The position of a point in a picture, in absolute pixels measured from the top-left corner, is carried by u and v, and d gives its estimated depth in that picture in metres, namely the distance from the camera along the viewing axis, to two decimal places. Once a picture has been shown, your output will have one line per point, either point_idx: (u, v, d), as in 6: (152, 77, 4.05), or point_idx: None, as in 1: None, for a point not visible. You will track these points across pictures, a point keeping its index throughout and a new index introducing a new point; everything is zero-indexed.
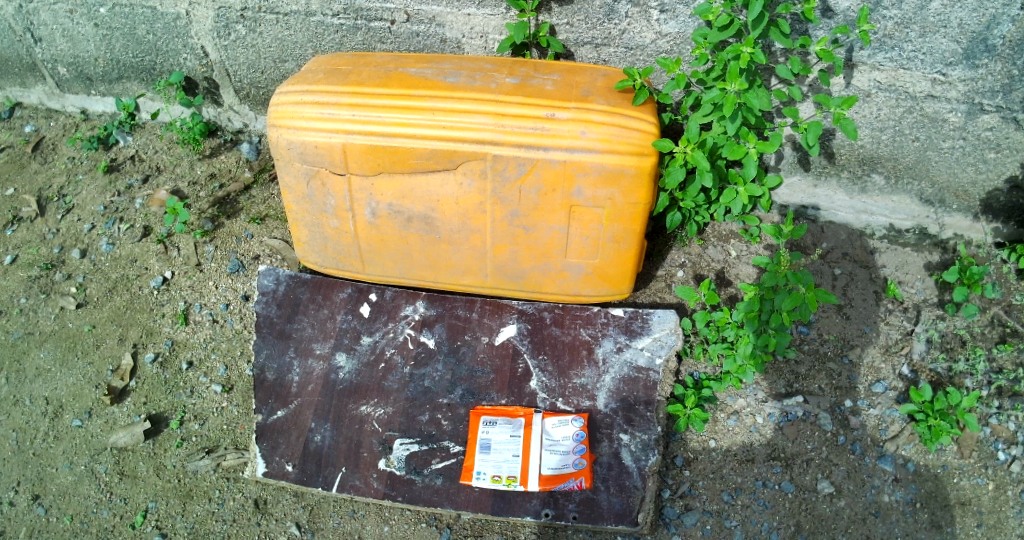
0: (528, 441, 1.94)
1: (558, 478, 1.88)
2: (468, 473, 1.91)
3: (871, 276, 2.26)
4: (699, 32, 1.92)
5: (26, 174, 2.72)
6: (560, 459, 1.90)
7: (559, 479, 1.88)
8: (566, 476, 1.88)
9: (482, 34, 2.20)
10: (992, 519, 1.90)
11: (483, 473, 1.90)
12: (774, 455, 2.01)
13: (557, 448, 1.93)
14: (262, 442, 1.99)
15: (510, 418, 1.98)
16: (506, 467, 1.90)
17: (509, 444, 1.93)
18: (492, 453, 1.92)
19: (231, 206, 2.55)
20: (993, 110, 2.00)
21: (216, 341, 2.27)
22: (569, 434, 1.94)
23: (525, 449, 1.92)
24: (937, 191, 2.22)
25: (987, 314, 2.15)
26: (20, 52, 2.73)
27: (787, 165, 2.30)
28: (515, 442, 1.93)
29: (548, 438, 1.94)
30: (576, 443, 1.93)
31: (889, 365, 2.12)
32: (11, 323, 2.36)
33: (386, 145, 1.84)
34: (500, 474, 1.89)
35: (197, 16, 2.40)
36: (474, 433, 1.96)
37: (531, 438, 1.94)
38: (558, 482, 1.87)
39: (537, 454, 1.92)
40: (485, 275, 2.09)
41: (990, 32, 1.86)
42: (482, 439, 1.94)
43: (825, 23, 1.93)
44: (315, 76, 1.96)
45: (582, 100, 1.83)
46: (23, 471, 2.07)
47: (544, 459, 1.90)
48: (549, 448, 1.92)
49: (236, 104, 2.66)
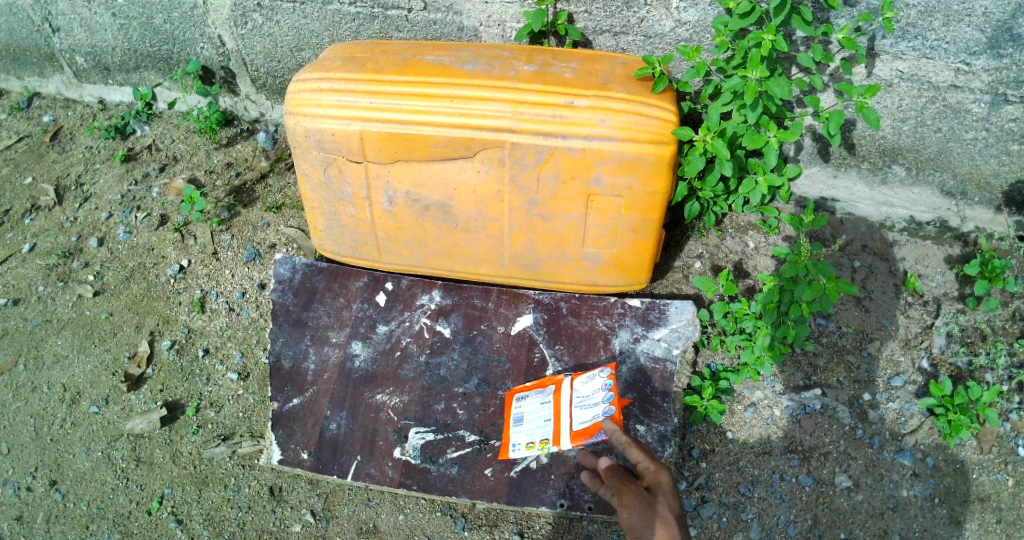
0: (559, 403, 1.95)
1: (590, 430, 1.87)
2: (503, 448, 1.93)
3: (892, 269, 2.24)
4: (720, 19, 1.90)
5: (45, 163, 2.74)
6: (591, 412, 1.91)
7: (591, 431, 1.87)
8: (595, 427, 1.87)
9: (500, 22, 2.19)
10: (1012, 516, 1.88)
11: (517, 444, 1.92)
12: (792, 447, 1.99)
13: (589, 402, 1.93)
14: (278, 430, 2.00)
15: (541, 387, 1.99)
16: (539, 432, 1.92)
17: (541, 411, 1.95)
18: (525, 424, 1.94)
19: (248, 194, 2.55)
20: (1017, 101, 1.96)
21: (232, 329, 2.28)
22: (598, 386, 1.95)
23: (557, 411, 1.94)
24: (960, 183, 2.19)
25: (1008, 309, 2.13)
26: (39, 42, 2.74)
27: (807, 156, 2.28)
28: (547, 407, 1.95)
29: (579, 395, 1.95)
30: (605, 392, 1.93)
31: (909, 358, 2.10)
32: (30, 310, 2.37)
33: (403, 132, 1.83)
34: (533, 439, 1.91)
35: (214, 5, 2.40)
36: (508, 408, 1.98)
37: (561, 399, 1.95)
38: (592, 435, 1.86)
39: (569, 413, 1.93)
40: (502, 264, 2.09)
41: (1016, 21, 1.83)
42: (515, 412, 1.96)
43: (847, 11, 1.90)
44: (332, 63, 1.95)
45: (601, 87, 1.82)
46: (41, 457, 2.09)
47: (576, 415, 1.92)
48: (580, 404, 1.93)
49: (253, 93, 2.67)
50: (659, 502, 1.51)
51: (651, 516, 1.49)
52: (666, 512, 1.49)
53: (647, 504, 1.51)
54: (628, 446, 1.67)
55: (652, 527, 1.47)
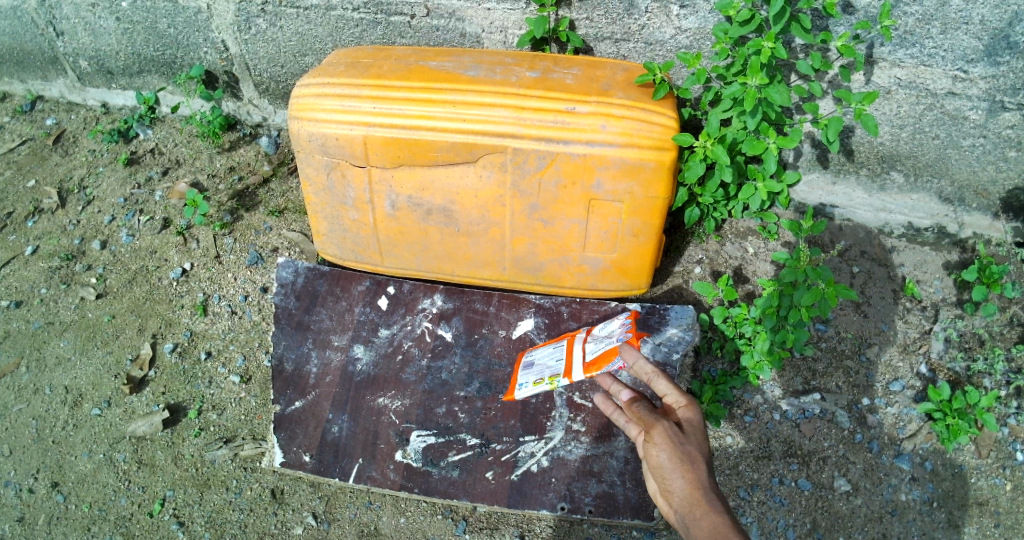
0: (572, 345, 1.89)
1: (600, 356, 1.73)
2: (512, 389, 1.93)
3: (890, 274, 2.26)
4: (720, 27, 1.92)
5: (48, 166, 2.76)
6: (603, 342, 1.79)
7: (601, 357, 1.71)
8: (607, 353, 1.71)
9: (502, 29, 2.21)
10: (1010, 520, 1.89)
11: (525, 383, 1.88)
12: (791, 452, 2.00)
13: (603, 338, 1.83)
14: (280, 432, 2.01)
15: (557, 341, 1.98)
16: (549, 370, 1.85)
17: (552, 354, 1.91)
18: (536, 367, 1.90)
19: (251, 199, 2.57)
20: (1015, 108, 1.98)
21: (235, 332, 2.29)
22: (614, 327, 1.86)
23: (569, 349, 1.88)
24: (957, 189, 2.21)
25: (1006, 314, 2.15)
26: (43, 45, 2.75)
27: (806, 162, 2.30)
28: (561, 349, 1.91)
29: (593, 336, 1.87)
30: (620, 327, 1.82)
31: (907, 364, 2.11)
32: (33, 312, 2.38)
33: (407, 137, 1.84)
34: (541, 376, 1.85)
35: (218, 10, 2.42)
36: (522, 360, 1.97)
37: (575, 339, 1.90)
38: (604, 362, 1.69)
39: (581, 349, 1.84)
40: (504, 268, 2.11)
41: (1013, 29, 1.85)
42: (528, 361, 1.95)
43: (846, 18, 1.93)
44: (336, 68, 1.97)
45: (602, 94, 1.84)
46: (43, 459, 2.10)
47: (586, 348, 1.82)
48: (594, 339, 1.84)
49: (256, 98, 2.68)
50: (691, 445, 1.42)
51: (684, 459, 1.40)
52: (699, 457, 1.40)
53: (679, 447, 1.41)
54: (652, 374, 1.53)
55: (684, 471, 1.38)
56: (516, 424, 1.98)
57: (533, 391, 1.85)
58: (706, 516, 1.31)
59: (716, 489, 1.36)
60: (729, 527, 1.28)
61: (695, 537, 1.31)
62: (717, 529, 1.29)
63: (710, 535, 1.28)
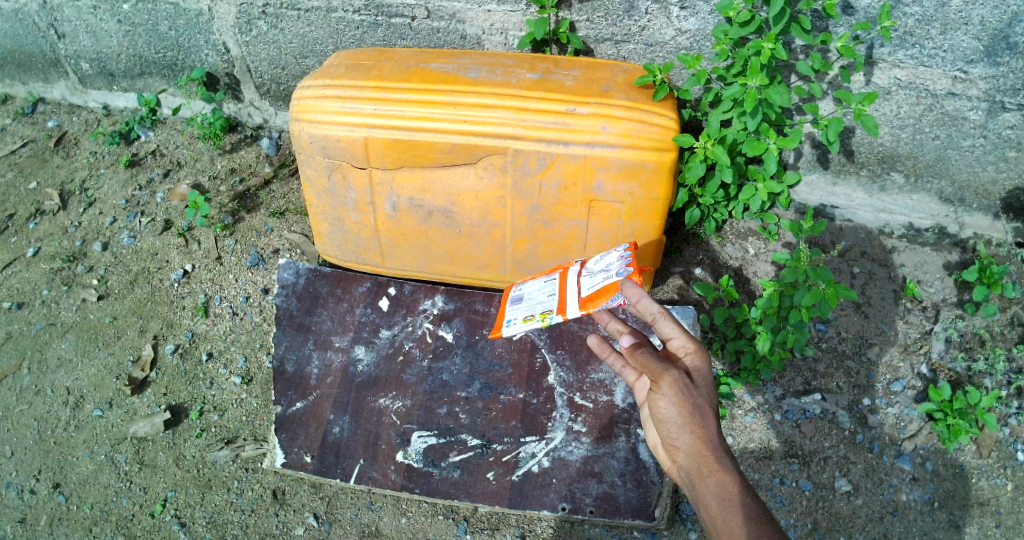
0: (565, 280, 1.76)
1: (597, 293, 1.61)
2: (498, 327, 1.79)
3: (891, 275, 2.26)
4: (720, 28, 1.92)
5: (49, 168, 2.76)
6: (601, 276, 1.65)
7: (599, 293, 1.59)
8: (606, 289, 1.59)
9: (502, 31, 2.21)
10: (1012, 520, 1.89)
11: (514, 321, 1.76)
12: (792, 452, 2.00)
13: (599, 271, 1.69)
14: (281, 433, 2.01)
15: (548, 275, 1.84)
16: (540, 307, 1.73)
17: (543, 290, 1.78)
18: (526, 303, 1.78)
19: (252, 200, 2.57)
20: (1015, 108, 1.98)
21: (236, 333, 2.29)
22: (611, 257, 1.71)
23: (563, 284, 1.75)
24: (958, 190, 2.21)
25: (1007, 314, 2.15)
26: (44, 48, 2.76)
27: (807, 163, 2.30)
28: (554, 283, 1.78)
29: (588, 270, 1.73)
30: (618, 259, 1.68)
31: (908, 364, 2.12)
32: (34, 314, 2.39)
33: (408, 139, 1.85)
34: (532, 313, 1.73)
35: (219, 12, 2.42)
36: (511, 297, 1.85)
37: (569, 272, 1.78)
38: (603, 300, 1.58)
39: (576, 283, 1.72)
40: (505, 270, 2.11)
41: (1012, 30, 1.85)
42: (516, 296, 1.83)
43: (846, 19, 1.93)
44: (337, 70, 1.97)
45: (603, 95, 1.84)
46: (45, 460, 2.10)
47: (582, 284, 1.69)
48: (589, 272, 1.71)
49: (257, 99, 2.69)
50: (701, 397, 1.37)
51: (693, 412, 1.35)
52: (708, 410, 1.36)
53: (688, 399, 1.36)
54: (657, 315, 1.47)
55: (693, 427, 1.35)
56: (517, 425, 1.99)
57: (522, 329, 1.71)
58: (716, 475, 1.30)
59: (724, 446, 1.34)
60: (740, 487, 1.27)
61: (704, 495, 1.30)
62: (727, 490, 1.27)
63: (720, 497, 1.27)
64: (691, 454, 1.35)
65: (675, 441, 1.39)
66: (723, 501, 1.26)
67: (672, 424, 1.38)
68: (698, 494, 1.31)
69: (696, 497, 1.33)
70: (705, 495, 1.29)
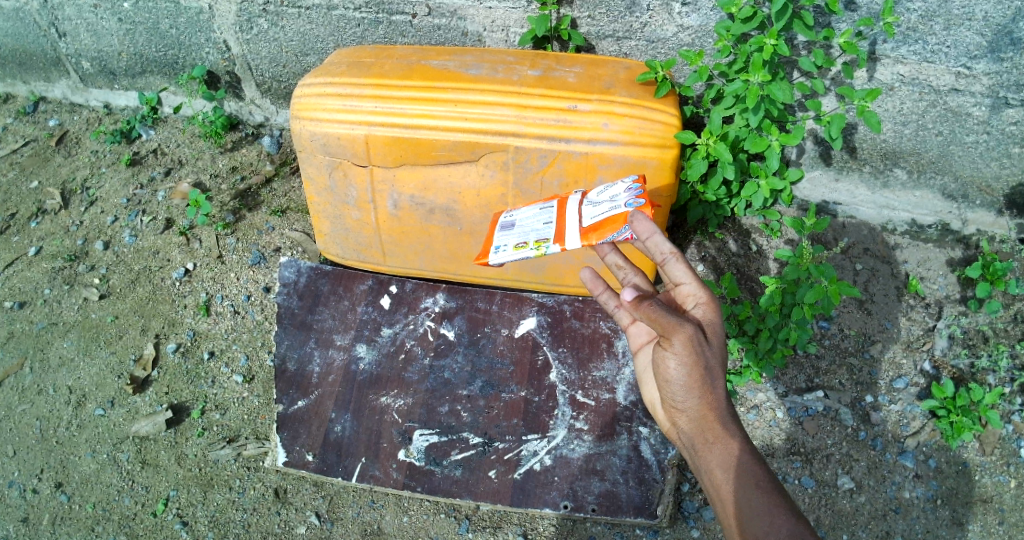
0: (565, 210, 1.70)
1: (601, 223, 1.57)
2: (485, 253, 1.73)
3: (894, 272, 2.25)
4: (722, 24, 1.92)
5: (50, 167, 2.76)
6: (607, 208, 1.60)
7: (603, 223, 1.56)
8: (611, 220, 1.55)
9: (503, 27, 2.20)
10: (1015, 517, 1.88)
11: (504, 247, 1.70)
12: (794, 450, 2.00)
13: (604, 202, 1.63)
14: (283, 432, 2.01)
15: (546, 203, 1.78)
16: (535, 235, 1.67)
17: (540, 218, 1.73)
18: (519, 230, 1.73)
19: (253, 198, 2.57)
20: (1018, 104, 1.97)
21: (237, 332, 2.29)
22: (618, 189, 1.65)
23: (561, 212, 1.70)
24: (961, 186, 2.20)
25: (1010, 311, 2.14)
26: (45, 47, 2.76)
27: (809, 159, 2.29)
28: (551, 212, 1.73)
29: (592, 201, 1.67)
30: (626, 191, 1.62)
31: (911, 360, 2.11)
32: (36, 313, 2.39)
33: (409, 137, 1.84)
34: (525, 240, 1.67)
35: (220, 10, 2.42)
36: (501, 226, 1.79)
37: (569, 202, 1.73)
38: (608, 230, 1.54)
39: (576, 212, 1.67)
40: (506, 268, 2.11)
41: (1016, 25, 1.84)
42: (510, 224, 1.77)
43: (848, 15, 1.92)
44: (337, 67, 1.97)
45: (604, 92, 1.84)
46: (47, 459, 2.10)
47: (584, 215, 1.63)
48: (592, 203, 1.67)
49: (258, 97, 2.68)
50: (712, 356, 1.34)
51: (703, 376, 1.34)
52: (717, 368, 1.35)
53: (700, 360, 1.33)
54: (669, 256, 1.39)
55: (701, 388, 1.35)
56: (519, 423, 1.98)
57: (513, 257, 1.66)
58: (721, 442, 1.34)
59: (728, 407, 1.37)
60: (745, 455, 1.32)
61: (706, 461, 1.34)
62: (732, 458, 1.32)
63: (724, 465, 1.32)
64: (696, 413, 1.37)
65: (678, 396, 1.39)
66: (727, 468, 1.31)
67: (679, 381, 1.37)
68: (701, 457, 1.36)
69: (695, 459, 1.38)
70: (709, 461, 1.34)
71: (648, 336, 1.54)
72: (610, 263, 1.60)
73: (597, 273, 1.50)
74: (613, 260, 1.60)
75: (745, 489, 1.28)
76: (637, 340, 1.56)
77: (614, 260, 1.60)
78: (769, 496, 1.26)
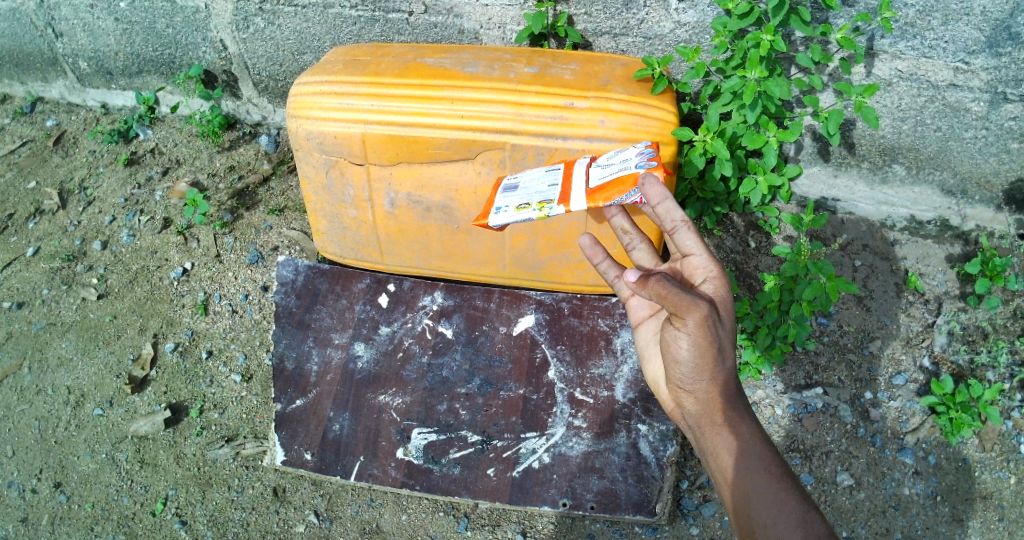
0: (571, 172, 1.69)
1: (609, 185, 1.57)
2: (485, 214, 1.71)
3: (893, 268, 2.25)
4: (719, 20, 1.91)
5: (48, 167, 2.76)
6: (618, 170, 1.60)
7: (611, 184, 1.56)
8: (620, 182, 1.56)
9: (500, 25, 2.20)
10: (1014, 513, 1.88)
11: (505, 209, 1.67)
12: (793, 446, 2.00)
13: (614, 165, 1.64)
14: (281, 431, 2.01)
15: (550, 167, 1.76)
16: (539, 197, 1.65)
17: (543, 180, 1.70)
18: (521, 192, 1.70)
19: (251, 198, 2.57)
20: (1017, 99, 1.96)
21: (235, 331, 2.29)
22: (628, 153, 1.66)
23: (567, 175, 1.68)
24: (960, 182, 2.19)
25: (1009, 307, 2.14)
26: (42, 47, 2.76)
27: (807, 155, 2.28)
28: (556, 174, 1.70)
29: (600, 164, 1.67)
30: (637, 154, 1.63)
31: (910, 356, 2.11)
32: (35, 313, 2.39)
33: (405, 135, 1.84)
34: (528, 202, 1.64)
35: (217, 9, 2.42)
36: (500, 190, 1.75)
37: (575, 164, 1.70)
38: (617, 194, 1.54)
39: (584, 174, 1.66)
40: (504, 266, 2.10)
41: (1014, 20, 1.83)
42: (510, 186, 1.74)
43: (846, 11, 1.91)
44: (333, 66, 1.96)
45: (601, 89, 1.83)
46: (46, 459, 2.10)
47: (591, 178, 1.63)
48: (601, 166, 1.66)
49: (255, 97, 2.68)
50: (724, 337, 1.32)
51: (715, 358, 1.32)
52: (728, 347, 1.33)
53: (712, 340, 1.30)
54: (680, 224, 1.38)
55: (712, 370, 1.34)
56: (517, 420, 1.98)
57: (515, 218, 1.64)
58: (729, 425, 1.36)
59: (736, 386, 1.38)
60: (753, 437, 1.35)
61: (715, 443, 1.37)
62: (743, 441, 1.35)
63: (734, 449, 1.35)
64: (705, 394, 1.37)
65: (686, 376, 1.37)
66: (738, 451, 1.34)
67: (689, 361, 1.35)
68: (708, 439, 1.38)
69: (701, 439, 1.40)
70: (717, 443, 1.37)
71: (649, 310, 1.53)
72: (616, 226, 1.62)
73: (595, 239, 1.50)
74: (620, 223, 1.61)
75: (755, 473, 1.31)
76: (637, 313, 1.55)
77: (621, 223, 1.61)
78: (780, 482, 1.30)
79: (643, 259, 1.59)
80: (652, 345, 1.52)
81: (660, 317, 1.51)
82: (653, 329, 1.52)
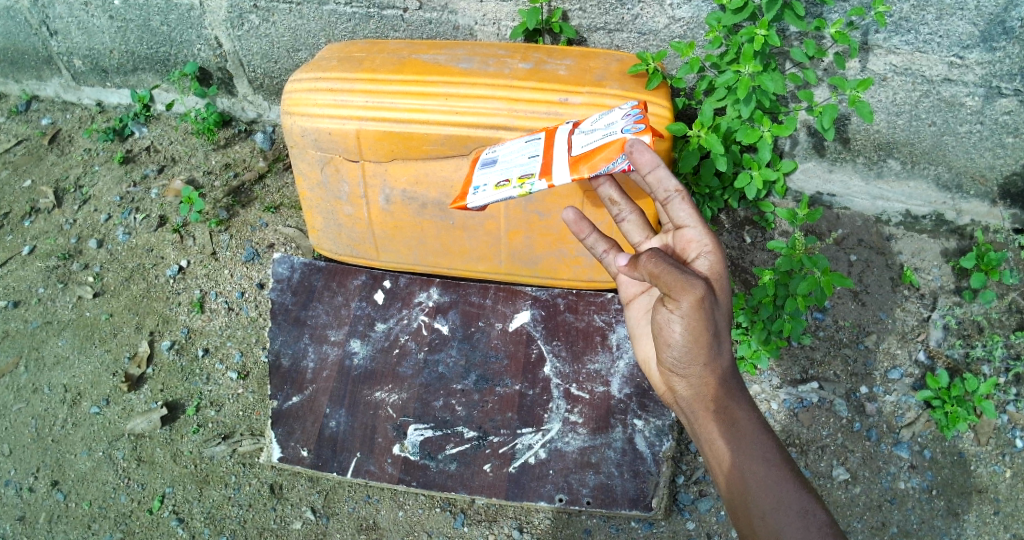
0: (552, 142, 1.68)
1: (592, 152, 1.57)
2: (464, 195, 1.70)
3: (888, 263, 2.26)
4: (714, 15, 1.92)
5: (44, 165, 2.76)
6: (603, 136, 1.59)
7: (594, 152, 1.56)
8: (603, 148, 1.55)
9: (495, 21, 2.19)
10: (1010, 507, 1.89)
11: (484, 187, 1.67)
12: (790, 441, 2.00)
13: (599, 130, 1.62)
14: (278, 427, 2.01)
15: (531, 137, 1.75)
16: (519, 172, 1.64)
17: (524, 152, 1.70)
18: (501, 167, 1.69)
19: (246, 195, 2.56)
20: (1011, 94, 1.96)
21: (232, 328, 2.29)
22: (613, 117, 1.64)
23: (549, 143, 1.68)
24: (955, 176, 2.19)
25: (1005, 301, 2.14)
26: (37, 45, 2.75)
27: (803, 151, 2.29)
28: (537, 144, 1.70)
29: (584, 130, 1.66)
30: (622, 119, 1.61)
31: (905, 351, 2.11)
32: (31, 312, 2.39)
33: (400, 131, 1.83)
34: (507, 179, 1.64)
35: (211, 7, 2.41)
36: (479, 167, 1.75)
37: (558, 132, 1.70)
38: (602, 164, 1.54)
39: (567, 142, 1.66)
40: (500, 262, 2.11)
41: (1009, 14, 1.83)
42: (492, 161, 1.74)
43: (840, 6, 1.90)
44: (328, 63, 1.96)
45: (596, 84, 1.83)
46: (43, 457, 2.10)
47: (573, 147, 1.62)
48: (584, 131, 1.65)
49: (250, 94, 2.68)
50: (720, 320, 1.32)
51: (710, 341, 1.33)
52: (722, 330, 1.34)
53: (707, 323, 1.31)
54: (673, 194, 1.40)
55: (706, 354, 1.34)
56: (513, 416, 1.98)
57: (494, 197, 1.63)
58: (725, 410, 1.36)
59: (732, 371, 1.38)
60: (750, 422, 1.35)
61: (709, 428, 1.37)
62: (739, 426, 1.35)
63: (730, 434, 1.34)
64: (699, 379, 1.37)
65: (679, 359, 1.38)
66: (735, 437, 1.34)
67: (682, 344, 1.35)
68: (702, 423, 1.38)
69: (695, 423, 1.40)
70: (711, 429, 1.37)
71: (641, 288, 1.54)
72: (605, 197, 1.64)
73: (581, 214, 1.50)
74: (609, 193, 1.64)
75: (753, 463, 1.31)
76: (630, 290, 1.56)
77: (610, 194, 1.63)
78: (779, 470, 1.30)
79: (633, 231, 1.61)
80: (644, 325, 1.52)
81: (652, 295, 1.52)
82: (644, 307, 1.53)
